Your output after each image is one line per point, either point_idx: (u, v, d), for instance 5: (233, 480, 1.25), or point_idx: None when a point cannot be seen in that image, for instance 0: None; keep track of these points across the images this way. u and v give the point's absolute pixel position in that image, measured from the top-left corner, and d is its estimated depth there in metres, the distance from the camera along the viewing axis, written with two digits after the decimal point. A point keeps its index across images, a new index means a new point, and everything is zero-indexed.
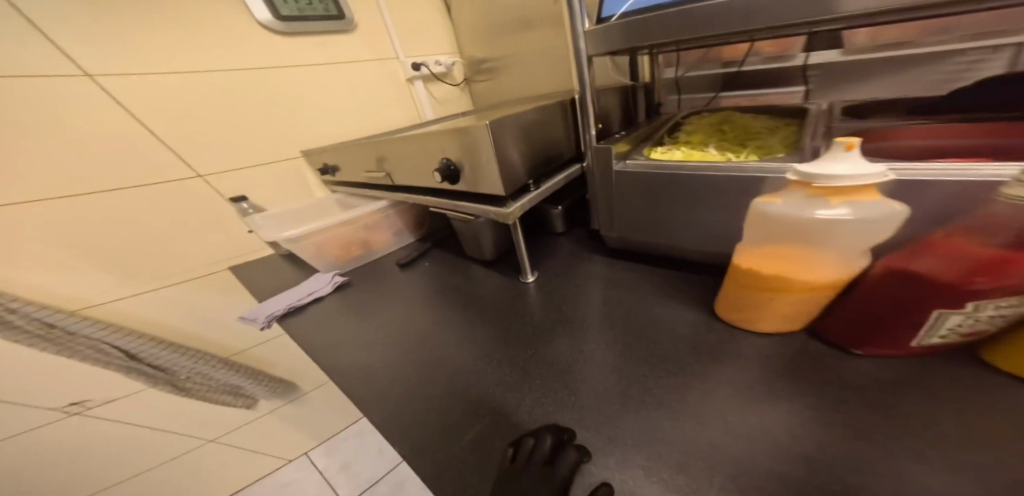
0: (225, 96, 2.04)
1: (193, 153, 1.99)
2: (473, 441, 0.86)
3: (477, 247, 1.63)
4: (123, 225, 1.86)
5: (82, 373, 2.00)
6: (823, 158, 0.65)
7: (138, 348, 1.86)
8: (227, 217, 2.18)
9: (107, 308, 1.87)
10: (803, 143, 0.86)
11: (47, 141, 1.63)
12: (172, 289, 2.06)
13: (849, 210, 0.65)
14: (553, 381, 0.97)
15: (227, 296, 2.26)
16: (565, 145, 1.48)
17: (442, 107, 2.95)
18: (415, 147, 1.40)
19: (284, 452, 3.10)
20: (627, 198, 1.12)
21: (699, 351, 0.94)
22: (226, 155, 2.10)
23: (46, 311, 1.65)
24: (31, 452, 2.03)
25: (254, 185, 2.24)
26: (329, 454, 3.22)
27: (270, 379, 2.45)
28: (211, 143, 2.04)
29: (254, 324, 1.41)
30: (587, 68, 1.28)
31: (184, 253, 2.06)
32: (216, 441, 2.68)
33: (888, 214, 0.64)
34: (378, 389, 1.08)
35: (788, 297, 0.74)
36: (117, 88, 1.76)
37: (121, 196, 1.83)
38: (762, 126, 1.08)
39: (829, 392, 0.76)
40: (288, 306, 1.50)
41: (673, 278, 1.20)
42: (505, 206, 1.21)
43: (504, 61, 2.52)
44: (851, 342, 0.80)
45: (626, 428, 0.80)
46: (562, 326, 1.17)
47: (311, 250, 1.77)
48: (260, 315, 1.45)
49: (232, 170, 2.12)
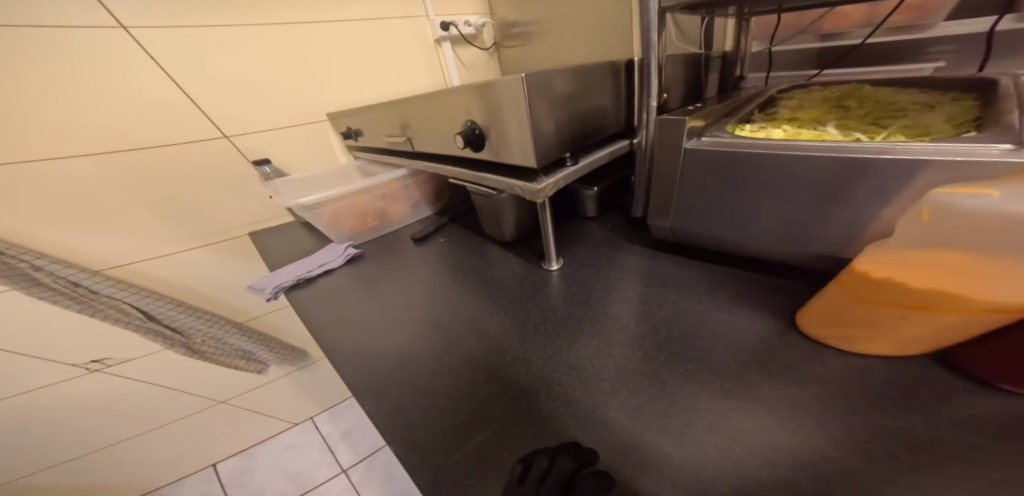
0: (250, 49, 1.84)
1: (215, 109, 1.82)
2: (481, 449, 0.73)
3: (496, 225, 1.46)
4: (137, 184, 1.72)
5: (95, 333, 1.90)
6: None
7: (156, 310, 1.79)
8: (250, 179, 2.00)
9: (124, 270, 1.79)
10: (986, 123, 0.68)
11: (59, 86, 1.48)
12: (185, 254, 1.93)
13: None
14: (575, 387, 0.83)
15: (245, 263, 2.14)
16: (612, 117, 1.27)
17: (468, 73, 2.72)
18: (442, 108, 1.23)
19: (291, 416, 3.07)
20: (703, 181, 0.94)
21: (765, 369, 0.78)
22: (251, 113, 1.92)
23: (70, 269, 1.58)
24: (45, 406, 1.99)
25: (279, 147, 2.05)
26: (333, 420, 3.21)
27: (282, 346, 2.38)
28: (234, 99, 1.85)
29: (260, 295, 1.28)
30: (654, 23, 1.07)
31: (205, 216, 1.92)
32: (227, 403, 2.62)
33: None
34: (383, 376, 0.95)
35: (938, 316, 0.58)
36: (142, 35, 1.59)
37: (139, 154, 1.69)
38: (907, 102, 0.88)
39: (956, 438, 0.59)
40: (297, 277, 1.37)
41: (737, 280, 1.03)
42: (535, 182, 1.04)
43: (539, 25, 2.27)
44: (1002, 376, 0.62)
45: (664, 456, 0.66)
46: (590, 322, 1.01)
47: (326, 219, 1.62)
48: (269, 285, 1.32)
49: (256, 129, 1.92)
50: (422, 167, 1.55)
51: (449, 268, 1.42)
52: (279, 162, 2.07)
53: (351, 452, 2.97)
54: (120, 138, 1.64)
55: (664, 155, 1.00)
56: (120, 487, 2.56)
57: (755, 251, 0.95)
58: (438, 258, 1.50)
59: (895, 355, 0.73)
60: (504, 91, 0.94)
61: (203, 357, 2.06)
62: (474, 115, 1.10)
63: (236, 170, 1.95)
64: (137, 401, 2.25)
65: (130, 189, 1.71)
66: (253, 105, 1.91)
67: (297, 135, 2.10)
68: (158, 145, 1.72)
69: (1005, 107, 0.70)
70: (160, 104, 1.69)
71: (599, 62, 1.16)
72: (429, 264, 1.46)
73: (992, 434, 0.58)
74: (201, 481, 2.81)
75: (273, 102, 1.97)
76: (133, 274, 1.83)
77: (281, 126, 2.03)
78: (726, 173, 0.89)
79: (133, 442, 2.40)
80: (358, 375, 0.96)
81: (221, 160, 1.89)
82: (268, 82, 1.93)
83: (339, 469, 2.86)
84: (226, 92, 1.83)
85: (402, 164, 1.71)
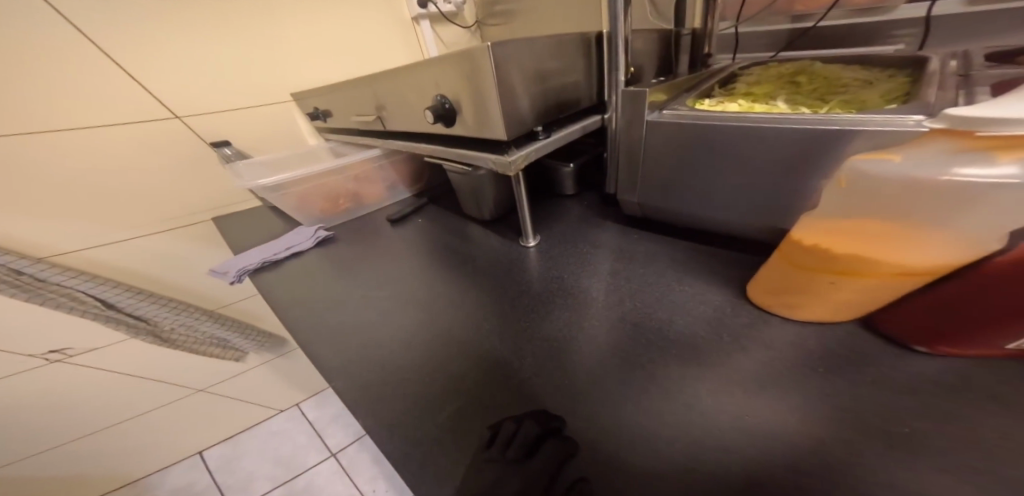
0: (204, 24, 1.72)
1: (170, 89, 1.71)
2: (450, 419, 0.76)
3: (475, 204, 1.46)
4: (83, 167, 1.61)
5: (53, 323, 1.83)
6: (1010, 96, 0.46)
7: (112, 298, 1.71)
8: (208, 162, 1.92)
9: (77, 257, 1.70)
10: (910, 96, 0.72)
11: None
12: (145, 239, 1.85)
13: None
14: (546, 359, 0.85)
15: (211, 247, 2.07)
16: (585, 92, 1.27)
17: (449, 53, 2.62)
18: (410, 82, 1.19)
19: (276, 402, 3.06)
20: (664, 154, 0.96)
21: (719, 336, 0.82)
22: (207, 93, 1.81)
23: (11, 258, 1.49)
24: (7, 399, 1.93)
25: (241, 129, 1.95)
26: (320, 406, 3.22)
27: (258, 333, 2.34)
28: (187, 77, 1.74)
29: (224, 278, 1.26)
30: None
31: (164, 202, 1.85)
32: (207, 391, 2.60)
33: None
34: (352, 355, 0.95)
35: (860, 279, 0.62)
36: (77, 7, 1.46)
37: (82, 135, 1.57)
38: (850, 79, 0.92)
39: (873, 392, 0.64)
40: (262, 259, 1.35)
41: (698, 255, 1.07)
42: (506, 154, 1.04)
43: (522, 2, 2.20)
44: (917, 338, 0.67)
45: (624, 420, 0.69)
46: (563, 296, 1.03)
47: (292, 200, 1.58)
48: (232, 268, 1.30)
49: (217, 108, 1.82)
50: (393, 146, 1.51)
51: (423, 249, 1.41)
52: (240, 143, 1.98)
53: (340, 436, 3.00)
54: (56, 117, 1.51)
55: (630, 129, 1.01)
56: (99, 476, 2.54)
57: (716, 224, 0.97)
58: (415, 239, 1.49)
59: (832, 321, 0.77)
60: (473, 62, 0.92)
61: (172, 346, 2.00)
62: (443, 88, 1.07)
63: (193, 153, 1.86)
64: (112, 392, 2.21)
65: (75, 176, 1.60)
66: (206, 84, 1.79)
67: (260, 115, 2.00)
68: (97, 124, 1.59)
69: (932, 82, 0.74)
70: (106, 84, 1.58)
71: (573, 34, 1.14)
72: (401, 246, 1.45)
73: (906, 391, 0.63)
74: (187, 468, 2.83)
75: (231, 82, 1.86)
76: (85, 264, 1.74)
77: (243, 107, 1.93)
78: (688, 146, 0.91)
79: (109, 434, 2.37)
80: (324, 355, 0.96)
81: (178, 142, 1.80)
82: (223, 59, 1.81)
83: (328, 453, 2.89)
84: (178, 71, 1.71)
85: (370, 144, 1.66)
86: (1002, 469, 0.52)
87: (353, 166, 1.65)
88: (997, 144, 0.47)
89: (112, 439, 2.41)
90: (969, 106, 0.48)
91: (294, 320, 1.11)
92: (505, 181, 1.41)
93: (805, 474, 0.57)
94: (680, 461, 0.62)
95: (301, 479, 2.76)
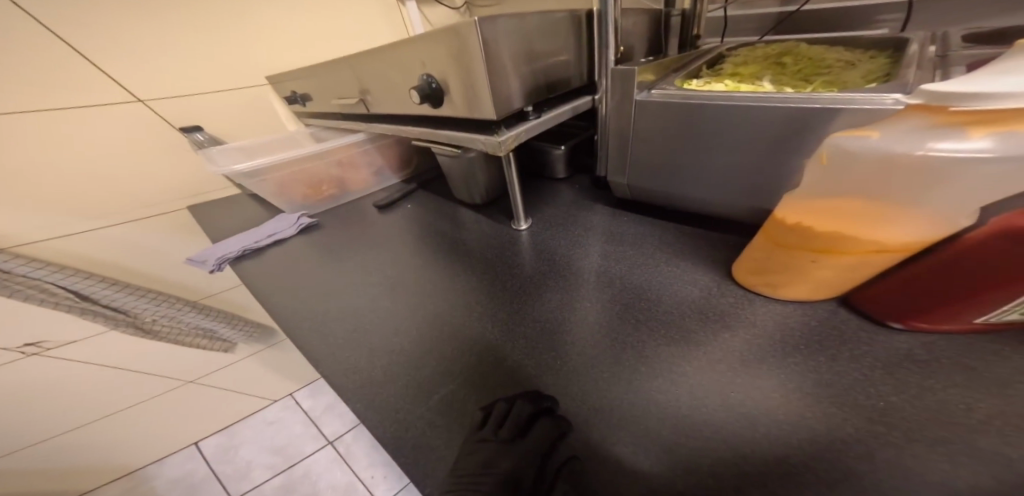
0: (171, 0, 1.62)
1: (137, 70, 1.62)
2: (444, 401, 0.76)
3: (465, 188, 1.44)
4: (47, 154, 1.53)
5: (27, 316, 1.78)
6: (985, 70, 0.46)
7: (88, 291, 1.65)
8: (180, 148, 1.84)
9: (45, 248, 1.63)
10: (892, 75, 0.73)
11: None
12: (119, 229, 1.79)
13: (991, 144, 0.47)
14: (540, 341, 0.86)
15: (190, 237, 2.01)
16: (574, 73, 1.24)
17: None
18: (394, 61, 1.15)
19: (269, 393, 3.05)
20: (653, 135, 0.96)
21: (706, 315, 0.83)
22: (175, 74, 1.72)
23: None
24: None
25: (217, 113, 1.87)
26: (314, 395, 3.22)
27: (246, 323, 2.31)
28: (153, 59, 1.65)
29: (203, 267, 1.23)
30: None
31: (137, 189, 1.78)
32: (197, 383, 2.57)
33: None
34: (340, 341, 0.95)
35: (840, 257, 0.63)
36: None
37: (43, 119, 1.49)
38: (834, 59, 0.92)
39: (848, 367, 0.67)
40: (243, 248, 1.31)
41: (685, 237, 1.08)
42: (497, 134, 1.02)
43: None
44: (891, 314, 0.69)
45: (616, 398, 0.71)
46: (555, 279, 1.04)
47: (271, 186, 1.54)
48: (211, 257, 1.26)
49: (191, 92, 1.72)
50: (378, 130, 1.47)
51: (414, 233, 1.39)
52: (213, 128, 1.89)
53: (336, 425, 3.01)
54: (12, 101, 1.42)
55: (620, 110, 1.00)
56: (87, 470, 2.52)
57: (703, 206, 0.98)
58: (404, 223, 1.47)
59: (813, 300, 0.79)
60: (460, 39, 0.89)
61: (155, 337, 1.95)
62: (429, 68, 1.03)
63: (164, 139, 1.78)
64: (95, 386, 2.17)
65: (37, 165, 1.52)
66: (175, 66, 1.70)
67: (236, 99, 1.92)
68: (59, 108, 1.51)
69: (911, 62, 0.75)
70: (67, 67, 1.49)
71: (562, 12, 1.11)
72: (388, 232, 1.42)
73: (877, 365, 0.65)
74: (185, 458, 2.82)
75: (203, 63, 1.77)
76: (56, 255, 1.68)
77: (219, 91, 1.85)
78: (677, 127, 0.90)
79: (96, 428, 2.34)
80: (312, 342, 0.95)
81: (147, 128, 1.72)
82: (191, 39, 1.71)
83: (326, 441, 2.91)
84: (146, 52, 1.62)
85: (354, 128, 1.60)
86: (962, 436, 0.55)
87: (336, 149, 1.60)
88: (971, 118, 0.48)
89: (98, 433, 2.37)
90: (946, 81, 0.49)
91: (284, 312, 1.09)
92: (495, 165, 1.39)
93: (781, 447, 0.59)
94: (670, 437, 0.63)
95: (299, 467, 2.78)
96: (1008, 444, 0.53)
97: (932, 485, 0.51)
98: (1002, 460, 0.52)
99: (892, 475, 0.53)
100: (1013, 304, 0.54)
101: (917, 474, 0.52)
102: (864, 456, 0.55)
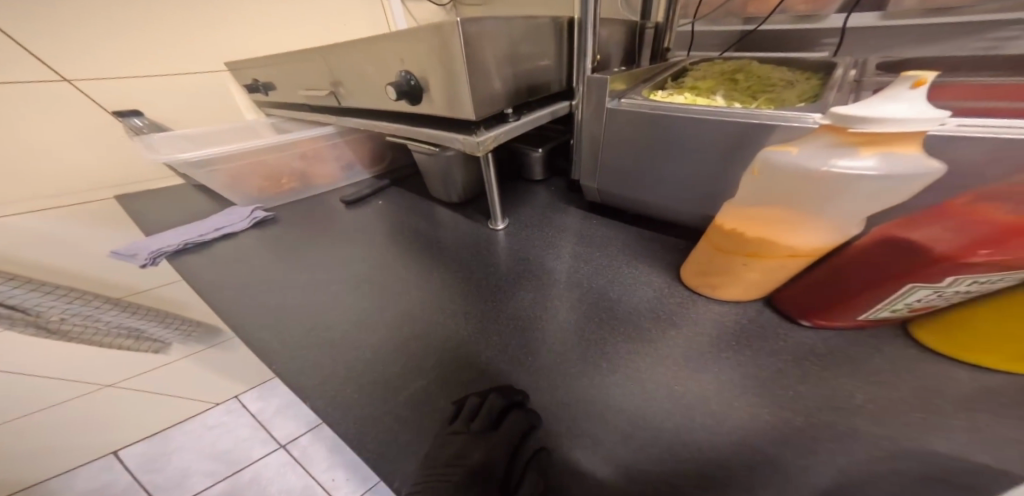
0: None
1: (75, 52, 1.51)
2: (406, 397, 0.76)
3: (442, 186, 1.44)
4: None
5: None
6: (875, 96, 0.52)
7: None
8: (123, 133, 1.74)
9: None
10: (825, 96, 0.80)
11: None
12: (33, 218, 1.61)
13: (878, 162, 0.55)
14: (512, 338, 0.87)
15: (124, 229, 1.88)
16: (555, 77, 1.26)
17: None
18: (370, 56, 1.13)
19: (213, 395, 2.90)
20: (618, 141, 1.00)
21: (660, 315, 0.88)
22: (126, 55, 1.63)
23: None
24: None
25: (171, 99, 1.78)
26: (263, 398, 3.09)
27: (184, 323, 2.19)
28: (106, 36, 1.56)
29: (133, 261, 1.15)
30: None
31: (56, 177, 1.63)
32: (116, 386, 2.39)
33: (920, 170, 0.54)
34: (296, 338, 0.92)
35: (764, 261, 0.69)
36: None
37: None
38: (779, 78, 1.00)
39: (773, 361, 0.72)
40: (183, 241, 1.24)
41: (646, 241, 1.13)
42: (475, 134, 1.02)
43: None
44: (800, 313, 0.75)
45: (579, 393, 0.73)
46: (528, 278, 1.06)
47: (223, 178, 1.46)
48: (142, 251, 1.19)
49: (141, 75, 1.64)
50: (350, 123, 1.43)
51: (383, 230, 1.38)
52: (164, 112, 1.80)
53: (289, 428, 2.92)
54: None
55: (593, 114, 1.03)
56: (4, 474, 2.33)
57: (663, 211, 1.03)
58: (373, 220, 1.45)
59: (742, 300, 0.86)
60: (441, 37, 0.88)
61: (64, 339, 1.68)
62: (409, 64, 1.02)
63: (94, 124, 1.66)
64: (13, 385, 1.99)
65: None
66: (126, 47, 1.62)
67: (193, 83, 1.82)
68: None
69: (839, 84, 0.83)
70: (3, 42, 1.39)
71: (546, 18, 1.12)
72: (355, 227, 1.40)
73: (796, 360, 0.71)
74: (100, 470, 2.63)
75: (157, 46, 1.69)
76: None
77: (177, 75, 1.77)
78: (643, 135, 0.94)
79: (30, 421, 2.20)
80: (266, 337, 0.93)
81: (71, 112, 1.59)
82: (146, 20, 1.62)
83: (277, 445, 2.82)
84: (95, 30, 1.53)
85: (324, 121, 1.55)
86: (859, 420, 0.61)
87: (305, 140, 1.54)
88: (861, 139, 0.54)
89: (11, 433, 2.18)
90: (849, 103, 0.54)
91: (236, 305, 1.05)
92: (474, 163, 1.40)
93: (708, 435, 0.63)
94: (624, 428, 0.66)
95: (245, 472, 2.70)
96: (894, 427, 0.59)
97: (833, 466, 0.56)
98: (890, 443, 0.58)
99: (797, 459, 0.58)
100: (885, 303, 0.64)
101: (818, 457, 0.58)
102: (777, 445, 0.60)
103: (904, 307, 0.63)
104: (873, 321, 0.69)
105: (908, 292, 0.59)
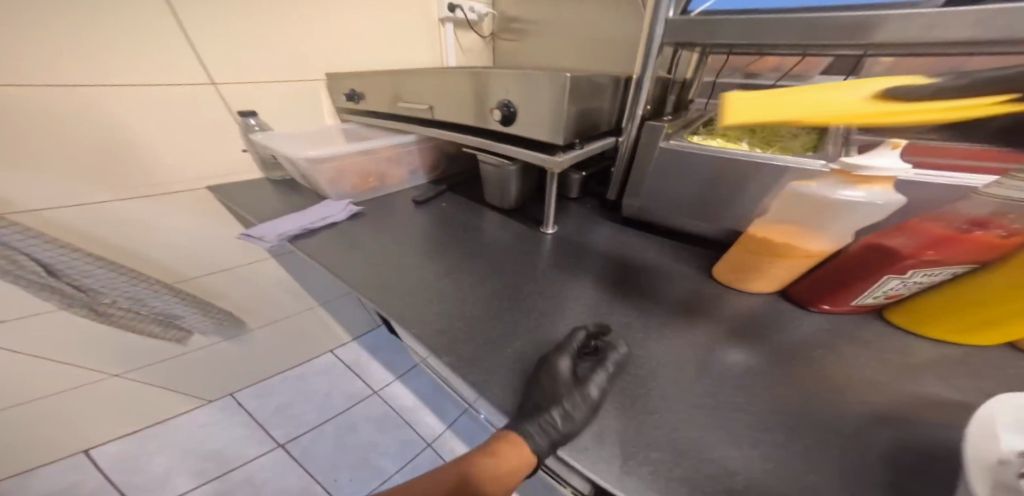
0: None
1: (205, 48, 1.64)
2: (514, 353, 0.92)
3: (499, 195, 1.66)
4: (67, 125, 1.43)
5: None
6: (870, 153, 0.80)
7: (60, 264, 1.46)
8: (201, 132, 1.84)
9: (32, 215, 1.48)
10: (826, 148, 1.07)
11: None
12: (120, 202, 1.68)
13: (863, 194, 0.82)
14: (582, 311, 1.07)
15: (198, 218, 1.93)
16: (611, 112, 1.49)
17: (465, 57, 2.73)
18: (467, 83, 1.32)
19: (205, 392, 2.77)
20: (664, 169, 1.24)
21: (701, 299, 1.10)
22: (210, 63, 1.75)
23: None
24: None
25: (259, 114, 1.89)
26: (260, 395, 2.99)
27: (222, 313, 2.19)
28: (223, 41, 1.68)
29: (266, 243, 1.30)
30: (658, 45, 1.29)
31: (167, 162, 1.71)
32: (121, 376, 2.30)
33: (894, 201, 0.82)
34: (399, 310, 1.07)
35: (787, 262, 0.94)
36: None
37: (72, 91, 1.41)
38: (787, 131, 1.27)
39: (794, 338, 0.95)
40: (302, 227, 1.41)
41: (675, 247, 1.37)
42: (554, 155, 1.26)
43: (540, 23, 2.44)
44: (810, 302, 1.00)
45: (652, 350, 0.92)
46: (584, 271, 1.27)
47: (330, 174, 1.65)
48: (270, 234, 1.34)
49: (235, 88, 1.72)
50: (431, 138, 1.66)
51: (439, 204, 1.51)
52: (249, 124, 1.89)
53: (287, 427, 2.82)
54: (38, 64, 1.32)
55: (646, 147, 1.26)
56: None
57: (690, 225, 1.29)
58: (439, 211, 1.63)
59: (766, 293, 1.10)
60: (555, 85, 1.09)
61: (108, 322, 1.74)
62: (510, 95, 1.21)
63: (215, 119, 1.77)
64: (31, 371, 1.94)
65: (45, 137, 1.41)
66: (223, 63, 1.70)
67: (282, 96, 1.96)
68: (96, 84, 1.45)
69: (837, 140, 1.11)
70: (122, 42, 1.46)
71: (609, 76, 1.39)
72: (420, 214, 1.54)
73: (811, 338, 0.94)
74: (70, 468, 2.40)
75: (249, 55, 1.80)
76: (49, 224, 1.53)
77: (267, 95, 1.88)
78: (678, 166, 1.20)
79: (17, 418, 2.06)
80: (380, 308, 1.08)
81: (193, 106, 1.70)
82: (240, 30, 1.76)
83: (275, 444, 2.71)
84: (206, 35, 1.63)
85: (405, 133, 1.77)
86: (862, 381, 0.83)
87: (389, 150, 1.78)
88: (857, 179, 0.81)
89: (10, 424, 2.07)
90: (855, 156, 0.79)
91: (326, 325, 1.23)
92: (528, 176, 1.64)
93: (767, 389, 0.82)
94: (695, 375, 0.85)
95: (236, 473, 2.53)
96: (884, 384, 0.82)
97: (852, 409, 0.77)
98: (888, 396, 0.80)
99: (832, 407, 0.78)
100: (868, 291, 0.90)
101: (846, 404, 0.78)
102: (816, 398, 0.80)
103: (882, 294, 0.90)
104: (862, 305, 0.96)
105: (885, 282, 0.86)
